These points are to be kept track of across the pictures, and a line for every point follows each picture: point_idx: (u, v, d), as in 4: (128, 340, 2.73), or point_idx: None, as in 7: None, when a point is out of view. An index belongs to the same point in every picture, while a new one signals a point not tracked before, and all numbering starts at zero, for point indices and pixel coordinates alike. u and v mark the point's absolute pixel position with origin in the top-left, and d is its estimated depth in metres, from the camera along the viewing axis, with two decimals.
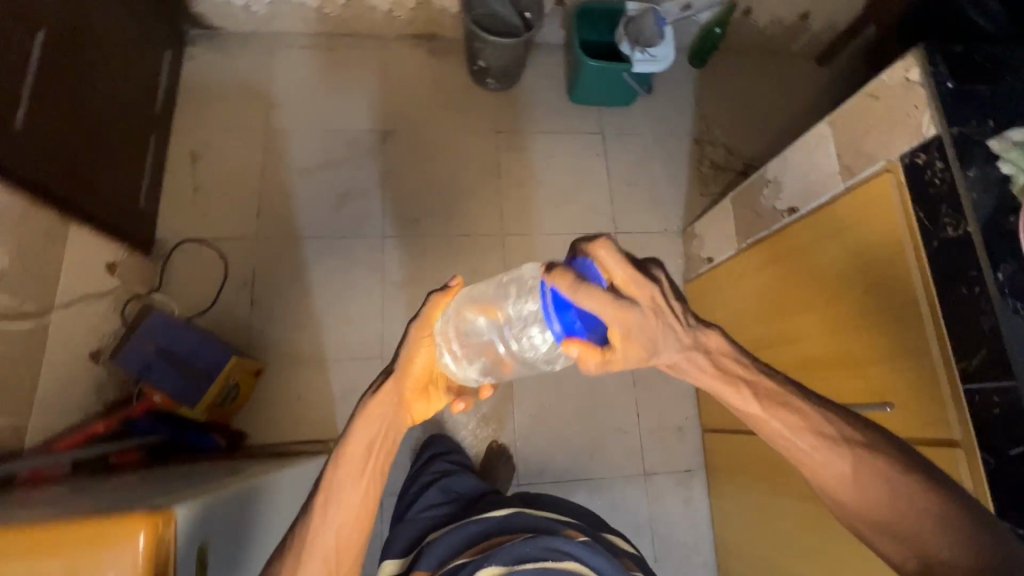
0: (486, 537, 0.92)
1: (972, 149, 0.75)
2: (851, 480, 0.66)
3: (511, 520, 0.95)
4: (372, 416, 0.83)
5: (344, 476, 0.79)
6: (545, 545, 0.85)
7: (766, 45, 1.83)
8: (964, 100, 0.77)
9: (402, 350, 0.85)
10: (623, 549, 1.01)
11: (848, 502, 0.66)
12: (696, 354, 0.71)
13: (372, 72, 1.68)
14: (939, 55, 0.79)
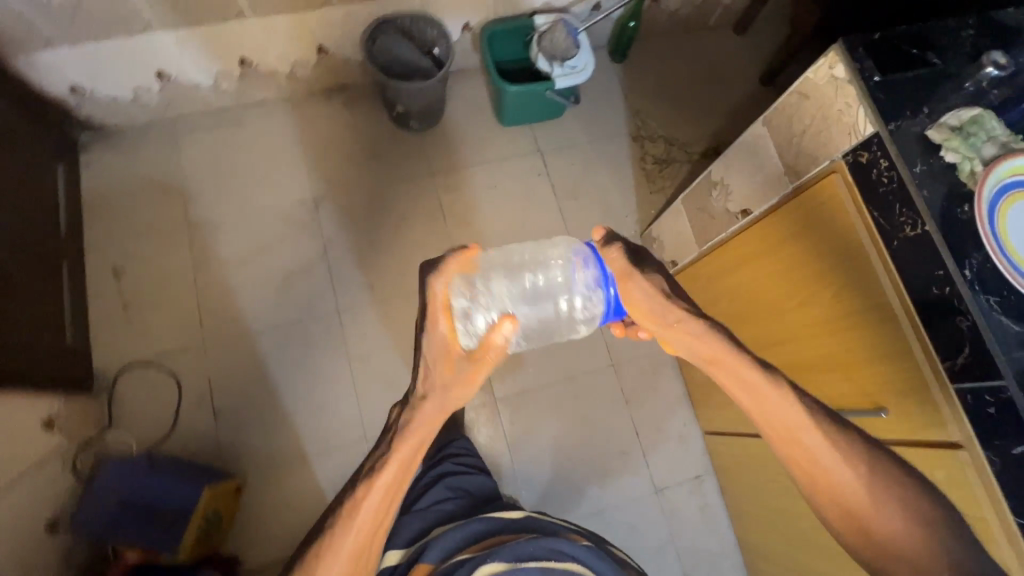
0: (489, 536, 0.93)
1: (912, 142, 0.73)
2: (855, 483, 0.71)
3: (517, 521, 0.97)
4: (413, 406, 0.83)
5: (376, 483, 0.77)
6: (548, 546, 0.86)
7: (682, 25, 1.80)
8: (894, 92, 0.75)
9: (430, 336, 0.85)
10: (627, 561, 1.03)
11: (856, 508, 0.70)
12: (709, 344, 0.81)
13: (288, 138, 1.58)
14: (859, 48, 0.77)
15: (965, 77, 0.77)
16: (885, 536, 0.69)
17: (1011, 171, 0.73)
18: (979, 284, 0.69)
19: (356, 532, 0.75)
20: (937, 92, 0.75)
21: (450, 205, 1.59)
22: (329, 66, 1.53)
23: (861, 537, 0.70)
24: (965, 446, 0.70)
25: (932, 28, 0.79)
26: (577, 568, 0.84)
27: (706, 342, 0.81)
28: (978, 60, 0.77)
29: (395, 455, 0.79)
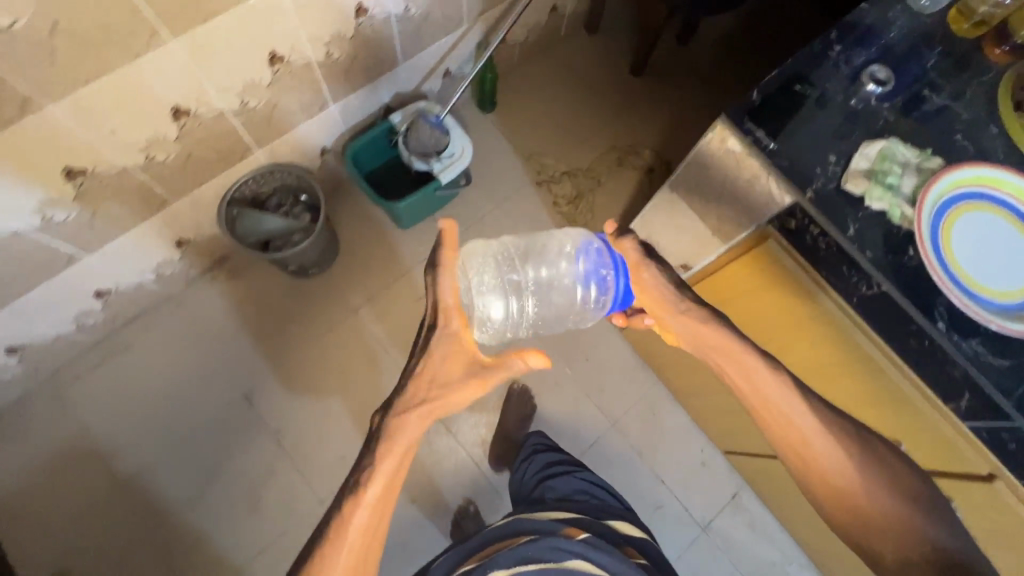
0: (491, 544, 0.93)
1: (835, 202, 0.68)
2: (849, 469, 0.71)
3: (514, 525, 0.95)
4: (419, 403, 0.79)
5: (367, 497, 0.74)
6: (547, 545, 0.87)
7: (535, 50, 1.72)
8: (795, 151, 0.69)
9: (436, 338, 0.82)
10: (631, 534, 1.00)
11: (848, 494, 0.70)
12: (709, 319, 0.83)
13: (186, 341, 1.41)
14: (744, 117, 0.70)
15: (853, 102, 0.73)
16: (868, 509, 0.69)
17: (944, 196, 0.68)
18: (956, 327, 0.65)
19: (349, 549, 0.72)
20: (835, 133, 0.71)
21: (386, 333, 1.46)
22: (198, 252, 1.37)
23: (853, 521, 0.70)
24: (999, 477, 0.67)
25: (800, 61, 0.75)
26: (579, 564, 0.85)
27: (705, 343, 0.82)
28: (856, 79, 0.74)
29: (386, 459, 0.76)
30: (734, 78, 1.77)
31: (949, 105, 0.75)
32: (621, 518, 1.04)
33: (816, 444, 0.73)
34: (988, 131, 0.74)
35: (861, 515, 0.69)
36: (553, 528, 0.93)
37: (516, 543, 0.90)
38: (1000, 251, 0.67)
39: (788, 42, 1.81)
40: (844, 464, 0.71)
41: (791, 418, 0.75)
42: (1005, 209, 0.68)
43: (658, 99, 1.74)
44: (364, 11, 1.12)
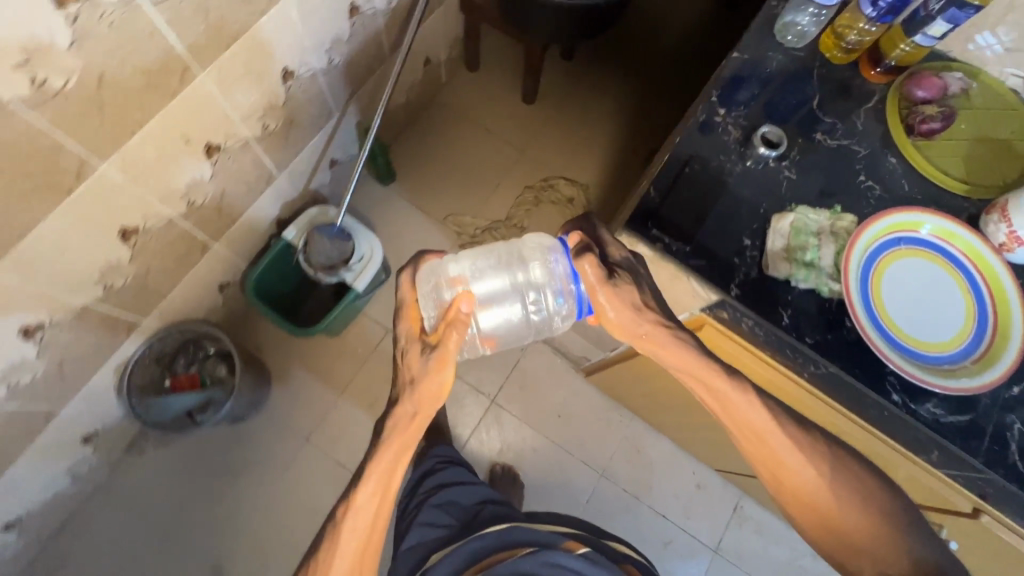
0: (486, 552, 0.86)
1: (761, 292, 0.64)
2: (827, 488, 0.67)
3: (509, 533, 0.88)
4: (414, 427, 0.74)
5: (370, 474, 0.73)
6: (544, 560, 0.83)
7: (420, 106, 1.63)
8: (708, 246, 0.65)
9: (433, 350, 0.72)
10: (629, 555, 0.94)
11: (820, 509, 0.66)
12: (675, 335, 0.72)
13: (130, 530, 1.26)
14: (648, 221, 0.66)
15: (750, 169, 0.69)
16: (842, 522, 0.66)
17: (862, 255, 0.64)
18: (909, 394, 0.62)
19: (357, 523, 0.72)
20: (740, 211, 0.67)
21: (347, 454, 1.35)
22: (114, 435, 1.23)
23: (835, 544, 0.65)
24: (983, 511, 0.66)
25: (687, 138, 0.70)
26: None
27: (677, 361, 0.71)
28: (747, 142, 0.70)
29: (377, 474, 0.73)
30: (630, 83, 1.73)
31: (845, 144, 0.72)
32: (616, 541, 0.96)
33: (790, 457, 0.67)
34: (886, 164, 0.72)
35: (832, 524, 0.66)
36: (550, 537, 0.88)
37: (514, 556, 0.84)
38: (925, 304, 0.65)
39: (670, 34, 1.78)
40: (815, 479, 0.67)
41: (762, 429, 0.69)
42: (920, 250, 0.66)
43: (559, 124, 1.68)
44: (217, 148, 1.00)
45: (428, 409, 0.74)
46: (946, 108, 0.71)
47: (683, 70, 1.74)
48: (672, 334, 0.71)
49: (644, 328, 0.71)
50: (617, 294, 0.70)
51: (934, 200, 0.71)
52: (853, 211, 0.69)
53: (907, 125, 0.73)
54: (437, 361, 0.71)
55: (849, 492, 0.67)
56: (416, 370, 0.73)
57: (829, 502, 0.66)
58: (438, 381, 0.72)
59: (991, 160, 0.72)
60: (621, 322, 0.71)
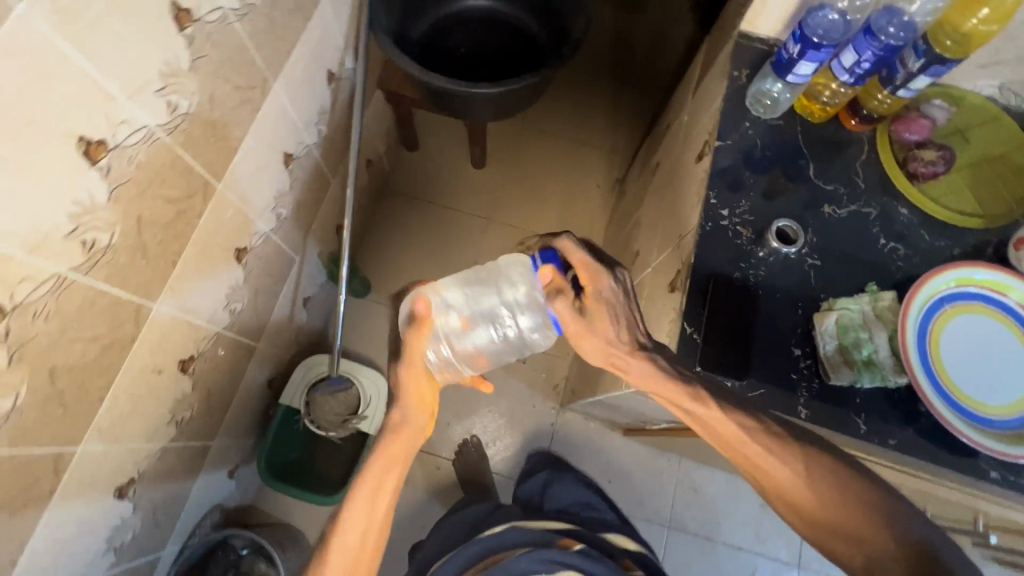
0: (488, 554, 0.97)
1: (829, 404, 0.62)
2: (809, 486, 0.57)
3: (509, 534, 0.99)
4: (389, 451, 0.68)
5: (354, 497, 0.64)
6: (542, 558, 0.94)
7: (373, 206, 1.55)
8: (763, 373, 0.63)
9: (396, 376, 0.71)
10: (627, 547, 1.04)
11: (802, 505, 0.57)
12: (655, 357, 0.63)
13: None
14: (697, 362, 0.63)
15: (772, 271, 0.66)
16: (837, 519, 0.56)
17: (919, 333, 0.62)
18: (1008, 468, 0.60)
19: (350, 554, 0.62)
20: (779, 322, 0.64)
21: None
22: None
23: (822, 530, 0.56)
24: None
25: (701, 256, 0.66)
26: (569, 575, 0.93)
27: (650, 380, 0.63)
28: (760, 242, 0.67)
29: (359, 499, 0.64)
30: (573, 118, 1.68)
31: (854, 209, 0.69)
32: (616, 532, 1.08)
33: (769, 461, 0.58)
34: (900, 218, 0.69)
35: (816, 518, 0.56)
36: (545, 534, 0.99)
37: (512, 555, 0.95)
38: (989, 360, 0.63)
39: (597, 59, 1.75)
40: (799, 478, 0.57)
41: (735, 439, 0.58)
42: (970, 310, 0.64)
43: (518, 179, 1.63)
44: (191, 360, 0.91)
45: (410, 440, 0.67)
46: (944, 151, 0.70)
47: (622, 91, 1.71)
48: (641, 357, 0.63)
49: (617, 352, 0.65)
50: (591, 325, 0.65)
51: (956, 242, 0.68)
52: (884, 282, 0.66)
53: (910, 173, 0.70)
54: None
55: (849, 487, 0.56)
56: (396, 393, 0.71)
57: (813, 500, 0.57)
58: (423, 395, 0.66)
59: (993, 183, 0.71)
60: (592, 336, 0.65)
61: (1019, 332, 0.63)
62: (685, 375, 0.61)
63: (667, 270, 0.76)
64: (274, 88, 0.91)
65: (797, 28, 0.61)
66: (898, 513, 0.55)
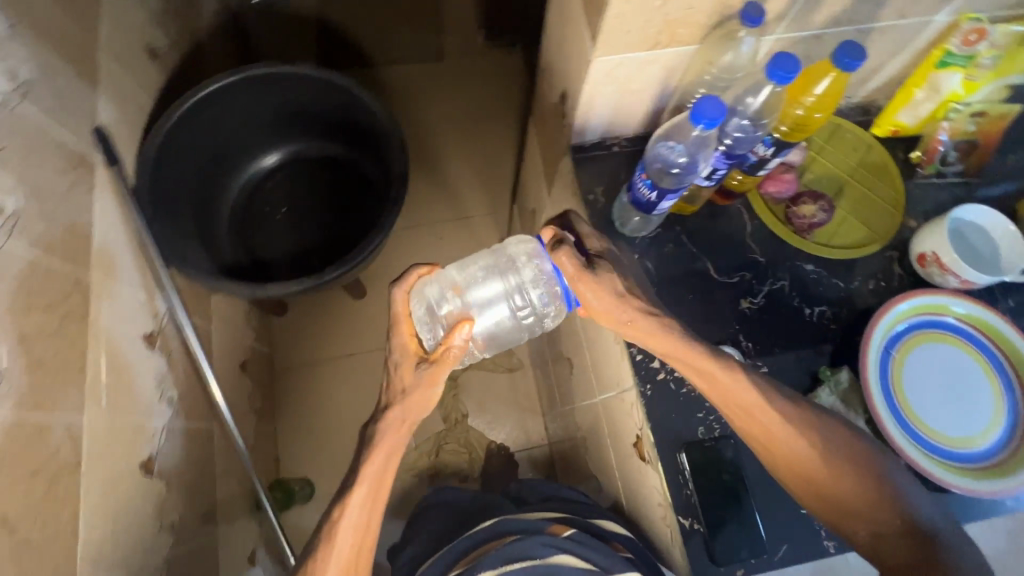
0: (472, 550, 0.69)
1: None
2: (823, 460, 0.52)
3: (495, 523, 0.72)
4: (390, 434, 0.59)
5: (360, 480, 0.58)
6: (534, 542, 0.67)
7: (273, 395, 1.36)
8: (779, 526, 0.57)
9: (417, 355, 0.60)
10: (618, 531, 0.72)
11: (817, 479, 0.52)
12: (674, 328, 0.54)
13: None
14: (716, 556, 0.56)
15: None
16: (845, 494, 0.51)
17: (890, 402, 0.60)
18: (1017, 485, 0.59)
19: (347, 546, 0.57)
20: None
21: None
22: None
23: (827, 506, 0.52)
24: None
25: (658, 423, 0.59)
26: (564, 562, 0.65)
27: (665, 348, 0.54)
28: None
29: (359, 490, 0.58)
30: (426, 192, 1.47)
31: (768, 291, 0.65)
32: (614, 521, 0.74)
33: (785, 430, 0.52)
34: (809, 275, 0.66)
35: (825, 499, 0.52)
36: (536, 521, 0.70)
37: (499, 544, 0.68)
38: (939, 373, 0.62)
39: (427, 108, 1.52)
40: (813, 452, 0.51)
41: (755, 406, 0.53)
42: (921, 345, 0.62)
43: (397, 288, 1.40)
44: None
45: (415, 415, 0.61)
46: (818, 200, 0.68)
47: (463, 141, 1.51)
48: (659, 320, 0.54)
49: (629, 315, 0.54)
50: (600, 280, 0.54)
51: (867, 274, 0.67)
52: (830, 355, 0.63)
53: (797, 230, 0.67)
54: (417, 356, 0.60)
55: (864, 473, 0.51)
56: (406, 372, 0.60)
57: (826, 472, 0.51)
58: (431, 387, 0.60)
59: (868, 199, 0.70)
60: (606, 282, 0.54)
61: (971, 346, 0.62)
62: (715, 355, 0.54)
63: (623, 425, 0.68)
64: (88, 419, 0.72)
65: (641, 174, 0.55)
66: (901, 486, 0.51)
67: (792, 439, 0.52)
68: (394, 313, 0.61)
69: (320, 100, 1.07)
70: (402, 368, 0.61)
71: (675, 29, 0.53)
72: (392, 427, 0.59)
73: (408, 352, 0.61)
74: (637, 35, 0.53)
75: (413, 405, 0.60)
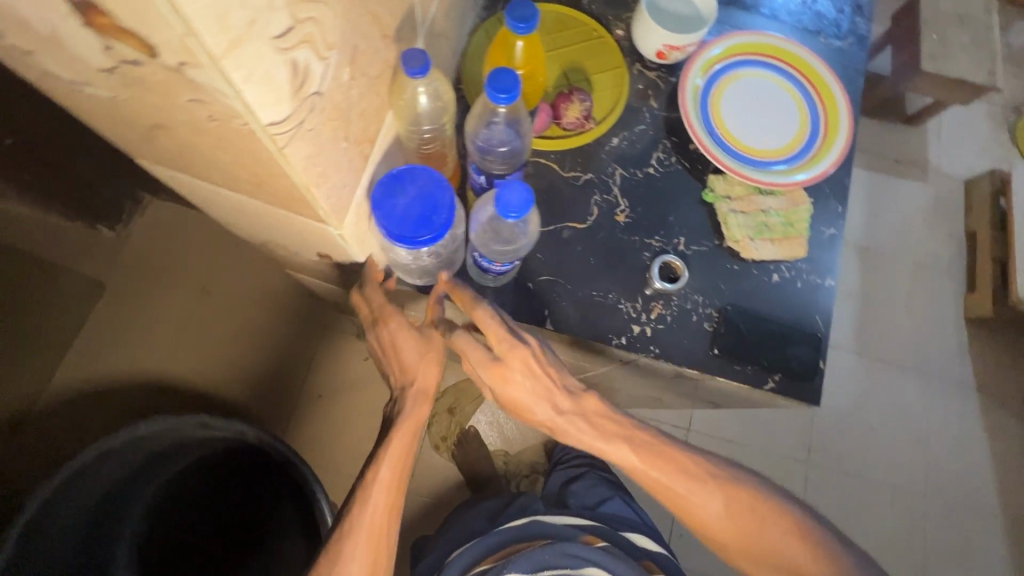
0: (505, 546, 0.71)
1: (816, 247, 0.66)
2: (728, 516, 0.55)
3: (530, 525, 0.73)
4: (413, 415, 0.60)
5: (392, 442, 0.59)
6: (562, 550, 0.67)
7: None
8: (801, 304, 0.65)
9: (406, 346, 0.59)
10: (649, 546, 0.74)
11: (719, 530, 0.56)
12: (575, 421, 0.56)
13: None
14: (813, 368, 0.62)
15: (699, 286, 0.64)
16: (758, 540, 0.55)
17: (761, 160, 0.66)
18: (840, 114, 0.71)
19: (383, 501, 0.57)
20: (743, 281, 0.64)
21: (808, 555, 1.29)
22: None
23: (732, 548, 0.56)
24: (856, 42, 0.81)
25: (684, 358, 0.62)
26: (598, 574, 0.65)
27: (587, 438, 0.57)
28: (671, 294, 0.63)
29: (394, 448, 0.59)
30: (253, 388, 1.09)
31: (620, 188, 0.66)
32: (643, 534, 0.76)
33: (693, 495, 0.56)
34: (621, 146, 0.68)
35: (727, 544, 0.56)
36: (566, 529, 0.72)
37: (532, 546, 0.69)
38: (740, 108, 0.69)
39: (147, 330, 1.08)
40: (722, 513, 0.55)
41: (663, 482, 0.56)
42: (725, 105, 0.69)
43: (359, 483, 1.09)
44: None
45: (428, 388, 0.61)
46: (571, 93, 0.66)
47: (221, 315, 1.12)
48: (563, 420, 0.56)
49: (539, 413, 0.57)
50: (499, 381, 0.55)
51: (642, 98, 0.70)
52: (694, 175, 0.67)
53: (582, 129, 0.66)
54: (401, 341, 0.59)
55: (766, 508, 0.55)
56: (410, 355, 0.59)
57: (732, 524, 0.55)
58: (436, 347, 0.59)
59: (587, 50, 0.70)
60: (505, 393, 0.56)
61: (742, 71, 0.70)
62: (620, 442, 0.57)
63: (656, 374, 0.70)
64: None
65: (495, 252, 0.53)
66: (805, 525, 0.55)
67: (746, 497, 0.56)
68: (369, 300, 0.59)
69: (95, 476, 0.74)
70: (403, 367, 0.60)
71: (370, 134, 0.44)
72: (413, 406, 0.60)
73: (406, 332, 0.58)
74: (350, 176, 0.43)
75: (420, 391, 0.60)
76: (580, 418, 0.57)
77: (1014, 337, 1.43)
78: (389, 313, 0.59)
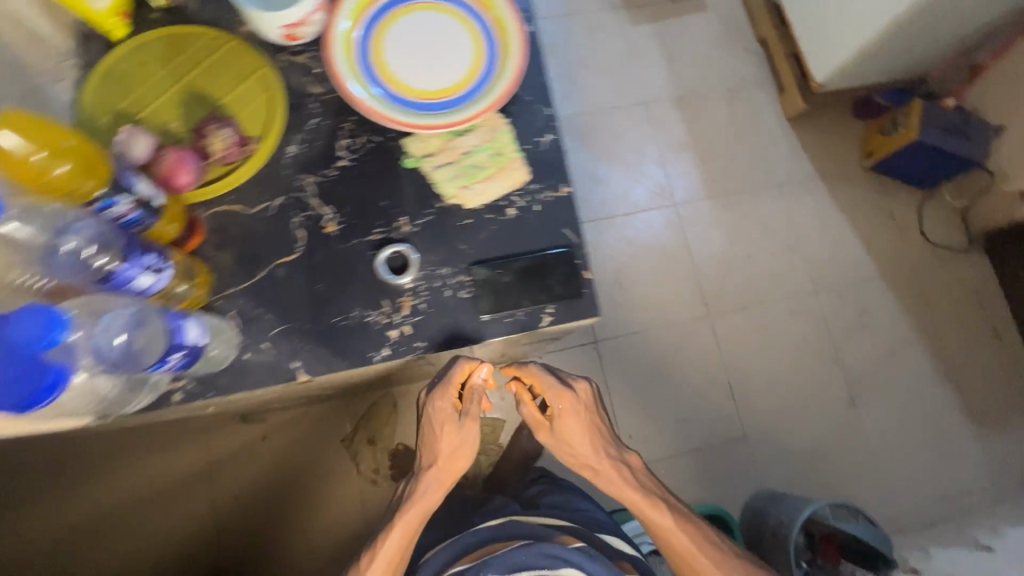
0: (477, 544, 0.65)
1: (539, 159, 0.62)
2: None
3: (508, 524, 0.67)
4: (429, 493, 0.62)
5: (409, 510, 0.62)
6: (542, 549, 0.62)
7: None
8: (546, 223, 0.61)
9: (436, 428, 0.62)
10: (625, 549, 0.70)
11: None
12: (624, 471, 0.64)
13: (993, 504, 1.12)
14: (574, 284, 0.60)
15: (438, 257, 0.59)
16: None
17: (454, 99, 0.61)
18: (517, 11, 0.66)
19: (395, 544, 0.61)
20: (480, 229, 0.60)
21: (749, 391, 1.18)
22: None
23: None
24: None
25: (454, 336, 0.58)
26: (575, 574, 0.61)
27: (629, 489, 0.63)
28: (413, 284, 0.58)
29: (414, 512, 0.62)
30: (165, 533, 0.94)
31: (318, 197, 0.60)
32: (618, 536, 0.72)
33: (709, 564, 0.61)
34: (300, 151, 0.60)
35: None
36: (543, 527, 0.67)
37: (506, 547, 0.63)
38: (411, 53, 0.62)
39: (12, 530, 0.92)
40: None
41: (685, 548, 0.62)
42: (395, 71, 0.61)
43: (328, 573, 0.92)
44: None
45: (460, 467, 0.63)
46: (209, 123, 0.58)
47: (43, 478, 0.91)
48: (613, 463, 0.63)
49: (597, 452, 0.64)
50: (564, 416, 0.63)
51: (302, 89, 0.62)
52: (390, 145, 0.61)
53: (245, 155, 0.59)
54: (437, 426, 0.62)
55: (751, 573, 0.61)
56: (445, 440, 0.62)
57: None
58: (472, 432, 0.62)
59: (217, 66, 0.61)
60: (562, 428, 0.62)
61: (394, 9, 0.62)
62: (653, 510, 0.63)
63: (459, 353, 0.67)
64: None
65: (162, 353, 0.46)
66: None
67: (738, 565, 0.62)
68: (447, 372, 0.62)
69: None
70: (433, 449, 0.63)
71: None
72: (433, 485, 0.63)
73: (449, 415, 0.61)
74: None
75: (441, 478, 0.63)
76: (625, 472, 0.64)
77: (833, 114, 1.30)
78: (442, 388, 0.62)
